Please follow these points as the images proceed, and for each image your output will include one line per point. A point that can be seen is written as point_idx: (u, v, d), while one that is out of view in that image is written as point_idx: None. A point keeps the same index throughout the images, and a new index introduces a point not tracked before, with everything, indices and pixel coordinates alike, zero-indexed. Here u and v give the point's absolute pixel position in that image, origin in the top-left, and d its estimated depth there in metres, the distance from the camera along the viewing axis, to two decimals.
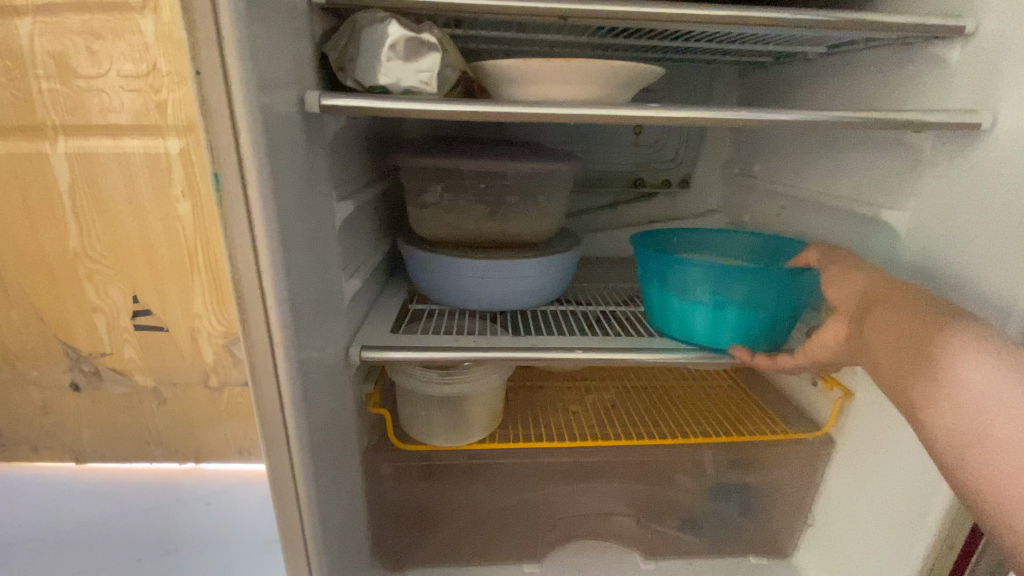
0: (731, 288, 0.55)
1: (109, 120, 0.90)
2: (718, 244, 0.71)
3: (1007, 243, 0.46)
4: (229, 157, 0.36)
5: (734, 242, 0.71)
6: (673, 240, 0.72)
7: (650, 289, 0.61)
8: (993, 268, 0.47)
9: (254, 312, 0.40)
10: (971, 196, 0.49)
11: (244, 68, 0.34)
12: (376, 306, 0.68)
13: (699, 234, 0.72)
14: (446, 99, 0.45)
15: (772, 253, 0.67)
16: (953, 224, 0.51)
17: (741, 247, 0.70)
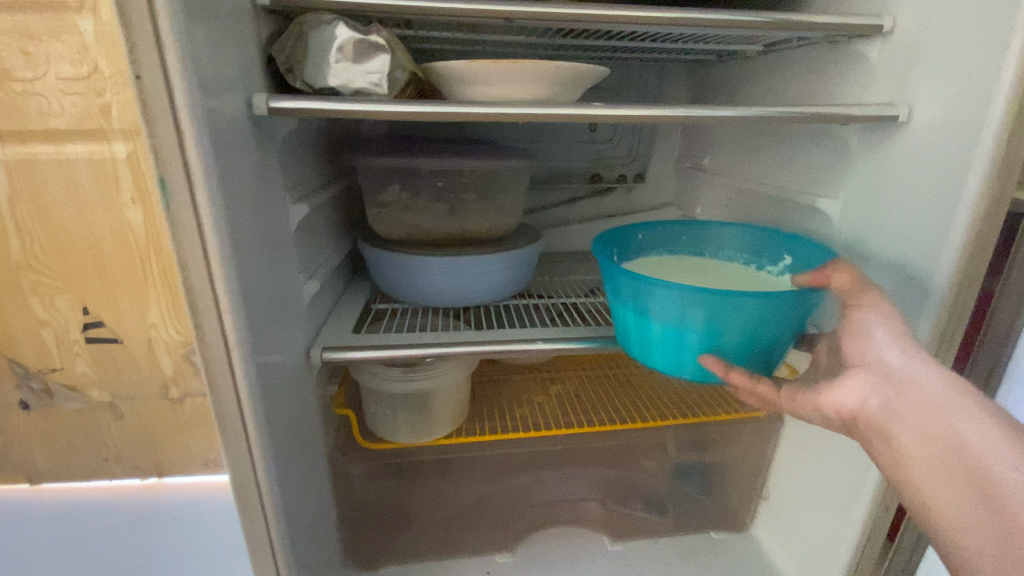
0: (738, 313, 0.47)
1: (49, 125, 0.86)
2: (663, 234, 0.65)
3: (922, 228, 0.50)
4: (174, 162, 0.35)
5: (698, 232, 0.65)
6: (636, 238, 0.64)
7: (628, 312, 0.52)
8: (911, 249, 0.51)
9: (208, 318, 0.40)
10: (891, 185, 0.53)
11: (186, 74, 0.34)
12: (338, 308, 0.68)
13: (661, 228, 0.65)
14: (397, 100, 0.46)
15: (717, 245, 0.65)
16: (879, 211, 0.54)
17: (689, 238, 0.65)
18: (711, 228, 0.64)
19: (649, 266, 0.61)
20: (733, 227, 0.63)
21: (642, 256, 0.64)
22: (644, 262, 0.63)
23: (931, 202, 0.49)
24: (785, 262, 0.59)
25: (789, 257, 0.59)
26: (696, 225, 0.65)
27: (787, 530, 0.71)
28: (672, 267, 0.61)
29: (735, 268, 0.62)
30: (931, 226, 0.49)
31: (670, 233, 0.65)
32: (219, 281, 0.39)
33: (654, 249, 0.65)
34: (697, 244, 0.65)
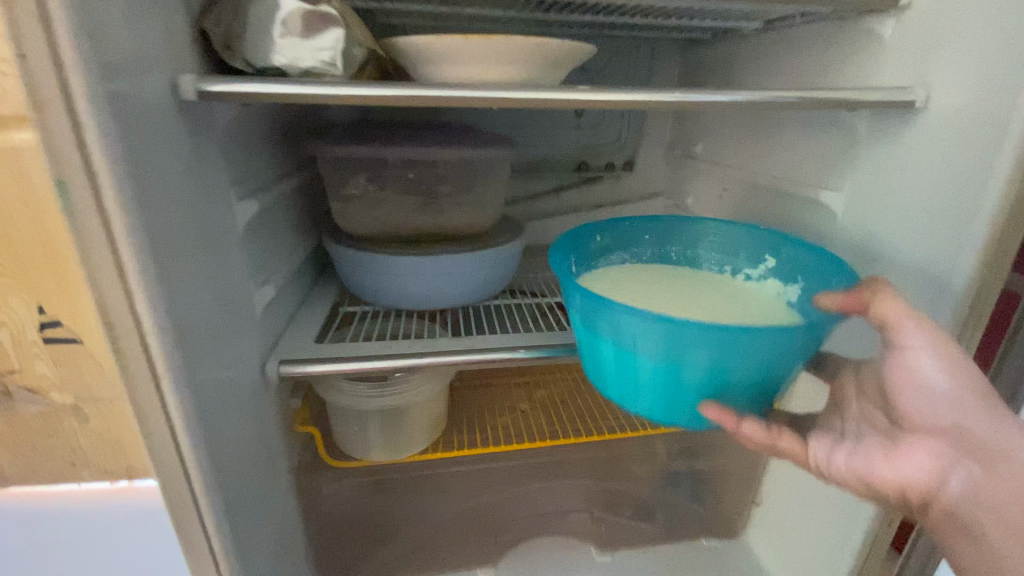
0: (752, 351, 0.36)
1: None
2: (624, 232, 0.57)
3: (934, 225, 0.46)
4: (73, 159, 0.29)
5: (663, 230, 0.58)
6: (594, 241, 0.55)
7: (606, 347, 0.40)
8: (918, 249, 0.48)
9: (130, 340, 0.34)
10: (902, 178, 0.49)
11: (82, 52, 0.28)
12: (302, 312, 0.63)
13: (621, 225, 0.57)
14: (352, 80, 0.40)
15: (685, 243, 0.58)
16: (889, 205, 0.50)
17: (656, 234, 0.58)
18: (678, 226, 0.58)
19: (605, 278, 0.52)
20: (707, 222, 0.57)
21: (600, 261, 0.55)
22: (600, 272, 0.53)
23: (947, 199, 0.45)
24: (767, 266, 0.54)
25: (772, 259, 0.53)
26: (661, 222, 0.58)
27: (775, 535, 0.68)
28: (632, 278, 0.52)
29: (700, 277, 0.54)
30: (949, 223, 0.45)
31: (629, 232, 0.57)
32: (139, 287, 0.33)
33: (614, 251, 0.57)
34: (660, 243, 0.58)
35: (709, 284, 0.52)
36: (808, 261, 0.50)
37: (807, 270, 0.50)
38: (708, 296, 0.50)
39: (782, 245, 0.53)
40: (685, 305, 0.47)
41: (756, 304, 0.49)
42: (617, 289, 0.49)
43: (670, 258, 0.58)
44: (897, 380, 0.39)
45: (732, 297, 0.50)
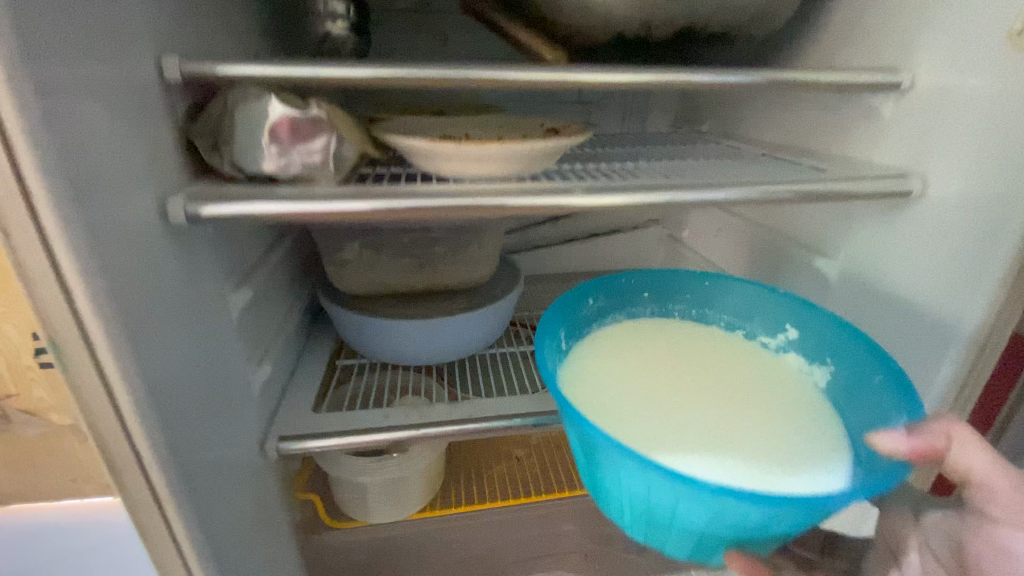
0: (791, 514, 0.34)
1: None
2: (635, 285, 0.56)
3: (953, 272, 0.44)
4: (64, 316, 0.30)
5: (664, 288, 0.57)
6: (588, 306, 0.53)
7: (606, 477, 0.38)
8: (934, 292, 0.46)
9: (129, 465, 0.35)
10: (920, 220, 0.46)
11: (69, 221, 0.28)
12: (299, 370, 0.63)
13: (619, 282, 0.55)
14: (344, 189, 0.39)
15: (693, 300, 0.57)
16: (905, 242, 0.48)
17: (660, 286, 0.57)
18: (680, 283, 0.56)
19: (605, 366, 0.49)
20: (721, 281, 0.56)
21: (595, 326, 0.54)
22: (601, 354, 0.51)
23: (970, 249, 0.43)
24: (786, 336, 0.53)
25: (794, 330, 0.52)
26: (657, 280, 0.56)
27: None
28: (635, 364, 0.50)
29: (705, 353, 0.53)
30: (944, 309, 0.46)
31: (630, 292, 0.56)
32: (129, 401, 0.33)
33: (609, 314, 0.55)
34: (661, 300, 0.57)
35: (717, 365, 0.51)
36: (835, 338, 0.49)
37: (837, 350, 0.49)
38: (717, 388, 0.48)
39: (806, 315, 0.51)
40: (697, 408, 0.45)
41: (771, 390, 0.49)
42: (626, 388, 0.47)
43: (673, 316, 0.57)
44: (985, 550, 0.35)
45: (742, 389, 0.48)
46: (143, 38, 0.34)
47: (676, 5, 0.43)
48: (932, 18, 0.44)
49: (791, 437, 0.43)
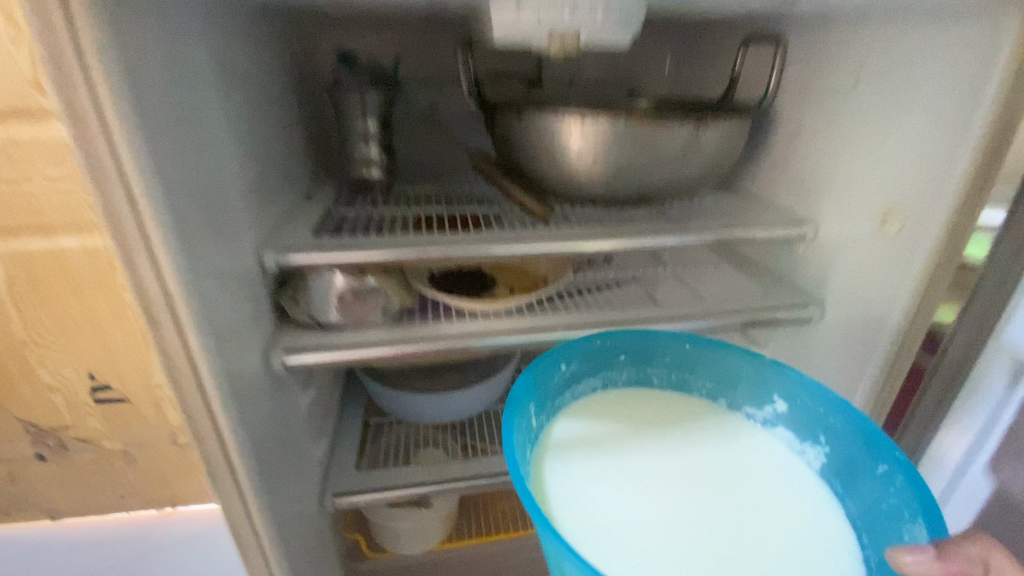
0: None
1: (26, 203, 0.58)
2: (628, 347, 0.58)
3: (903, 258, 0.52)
4: (217, 450, 0.45)
5: (638, 352, 0.60)
6: (561, 372, 0.55)
7: None
8: (876, 285, 0.55)
9: (247, 532, 0.51)
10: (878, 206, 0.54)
11: (225, 396, 0.43)
12: (341, 429, 0.79)
13: (594, 346, 0.57)
14: (393, 331, 0.57)
15: (676, 364, 0.61)
16: (863, 237, 0.56)
17: (645, 350, 0.59)
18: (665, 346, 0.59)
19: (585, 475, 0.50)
20: (705, 344, 0.58)
21: (570, 388, 0.57)
22: (579, 456, 0.52)
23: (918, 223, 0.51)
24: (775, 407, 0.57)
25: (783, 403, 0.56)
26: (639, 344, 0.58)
27: None
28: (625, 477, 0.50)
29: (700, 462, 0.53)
30: (869, 322, 0.56)
31: (607, 352, 0.59)
32: (251, 494, 0.49)
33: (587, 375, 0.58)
34: (638, 364, 0.61)
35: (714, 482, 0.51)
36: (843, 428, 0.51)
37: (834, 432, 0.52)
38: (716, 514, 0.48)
39: (813, 399, 0.53)
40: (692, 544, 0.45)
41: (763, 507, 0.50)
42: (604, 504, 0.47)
43: (649, 378, 0.62)
44: None
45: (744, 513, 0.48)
46: (252, 245, 0.50)
47: (632, 188, 0.59)
48: (826, 186, 0.60)
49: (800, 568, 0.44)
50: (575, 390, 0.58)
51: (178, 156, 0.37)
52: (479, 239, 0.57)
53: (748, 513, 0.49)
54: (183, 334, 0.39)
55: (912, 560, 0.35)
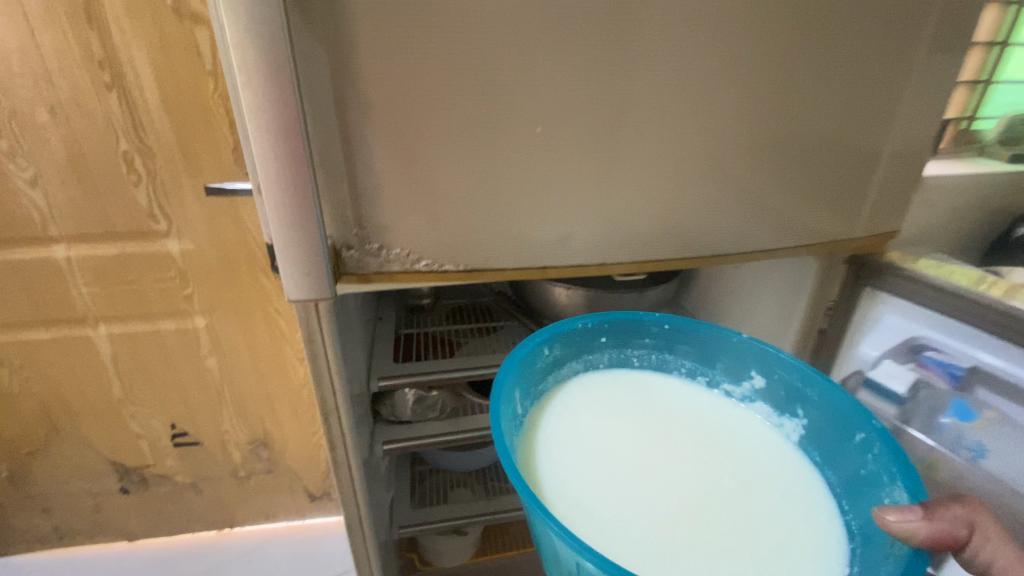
0: None
1: (144, 313, 1.31)
2: (610, 330, 0.75)
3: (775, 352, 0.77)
4: (352, 500, 0.76)
5: (620, 333, 0.76)
6: (547, 355, 0.71)
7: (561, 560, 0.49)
8: None
9: (361, 548, 0.82)
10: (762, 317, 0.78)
11: (360, 471, 0.74)
12: (397, 474, 1.09)
13: (573, 334, 0.72)
14: (447, 422, 0.87)
15: (655, 343, 0.77)
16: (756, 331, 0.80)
17: (636, 325, 0.75)
18: (641, 327, 0.75)
19: (558, 443, 0.66)
20: (676, 323, 0.74)
21: (552, 370, 0.72)
22: (556, 428, 0.68)
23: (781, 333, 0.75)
24: (749, 383, 0.74)
25: (757, 376, 0.73)
26: (614, 326, 0.74)
27: None
28: (591, 441, 0.67)
29: (659, 428, 0.70)
30: None
31: (589, 338, 0.74)
32: (366, 526, 0.80)
33: (567, 357, 0.74)
34: (618, 346, 0.77)
35: (668, 453, 0.67)
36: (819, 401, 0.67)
37: (802, 401, 0.69)
38: (663, 469, 0.65)
39: (794, 376, 0.68)
40: (641, 490, 0.61)
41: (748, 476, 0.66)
42: (572, 465, 0.63)
43: (631, 358, 0.78)
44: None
45: (684, 469, 0.65)
46: (365, 377, 0.81)
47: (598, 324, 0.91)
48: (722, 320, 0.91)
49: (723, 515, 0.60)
50: (556, 372, 0.74)
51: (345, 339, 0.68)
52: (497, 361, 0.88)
53: (698, 478, 0.64)
54: (344, 441, 0.70)
55: (893, 518, 0.47)
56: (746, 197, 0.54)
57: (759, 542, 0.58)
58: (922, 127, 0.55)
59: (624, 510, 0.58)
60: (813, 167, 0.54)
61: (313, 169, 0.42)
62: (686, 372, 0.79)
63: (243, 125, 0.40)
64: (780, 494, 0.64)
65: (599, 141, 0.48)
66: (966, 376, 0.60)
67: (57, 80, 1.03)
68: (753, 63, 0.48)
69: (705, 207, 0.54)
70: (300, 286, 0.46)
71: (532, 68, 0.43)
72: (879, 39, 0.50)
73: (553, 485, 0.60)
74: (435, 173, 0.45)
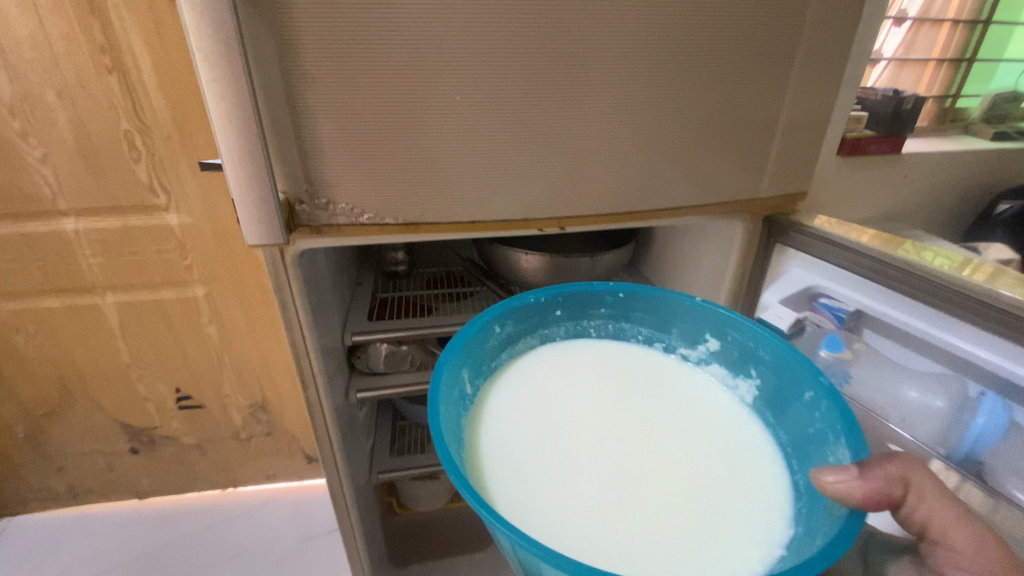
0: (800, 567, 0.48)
1: (148, 282, 1.40)
2: (565, 301, 0.81)
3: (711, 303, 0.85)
4: (326, 440, 0.85)
5: (574, 307, 0.83)
6: (500, 332, 0.78)
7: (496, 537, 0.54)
8: None
9: (337, 486, 0.92)
10: (701, 274, 0.86)
11: (330, 414, 0.83)
12: (378, 428, 1.19)
13: (525, 311, 0.79)
14: (416, 374, 0.96)
15: (613, 313, 0.84)
16: (697, 287, 0.88)
17: (591, 295, 0.82)
18: (597, 299, 0.81)
19: (504, 418, 0.72)
20: (630, 292, 0.80)
21: (505, 346, 0.80)
22: (505, 403, 0.75)
23: (715, 286, 0.83)
24: (707, 346, 0.81)
25: (713, 339, 0.79)
26: (568, 300, 0.81)
27: None
28: (536, 415, 0.73)
29: (607, 398, 0.76)
30: None
31: (544, 308, 0.81)
32: (340, 465, 0.89)
33: (521, 333, 0.82)
34: (573, 318, 0.84)
35: (617, 425, 0.72)
36: (772, 361, 0.73)
37: (758, 361, 0.75)
38: (603, 438, 0.71)
39: (748, 338, 0.75)
40: (577, 459, 0.67)
41: (698, 440, 0.72)
42: (520, 438, 0.70)
43: (588, 329, 0.86)
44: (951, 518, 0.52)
45: (625, 436, 0.71)
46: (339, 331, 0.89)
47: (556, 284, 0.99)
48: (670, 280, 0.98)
49: (663, 482, 0.65)
50: (510, 348, 0.81)
51: (316, 294, 0.77)
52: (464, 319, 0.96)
53: (642, 448, 0.70)
54: (314, 385, 0.78)
55: (832, 478, 0.53)
56: (656, 162, 0.62)
57: (697, 501, 0.63)
58: (820, 100, 0.62)
59: (556, 479, 0.64)
60: (717, 135, 0.61)
61: (262, 133, 0.50)
62: (643, 339, 0.87)
63: (203, 96, 0.47)
64: (727, 455, 0.70)
65: (516, 111, 0.55)
66: (851, 318, 0.71)
67: (61, 62, 1.11)
68: (653, 40, 0.55)
69: (617, 169, 0.61)
70: (257, 233, 0.54)
71: (449, 43, 0.50)
72: (771, 21, 0.56)
73: (494, 458, 0.67)
74: (371, 134, 0.52)
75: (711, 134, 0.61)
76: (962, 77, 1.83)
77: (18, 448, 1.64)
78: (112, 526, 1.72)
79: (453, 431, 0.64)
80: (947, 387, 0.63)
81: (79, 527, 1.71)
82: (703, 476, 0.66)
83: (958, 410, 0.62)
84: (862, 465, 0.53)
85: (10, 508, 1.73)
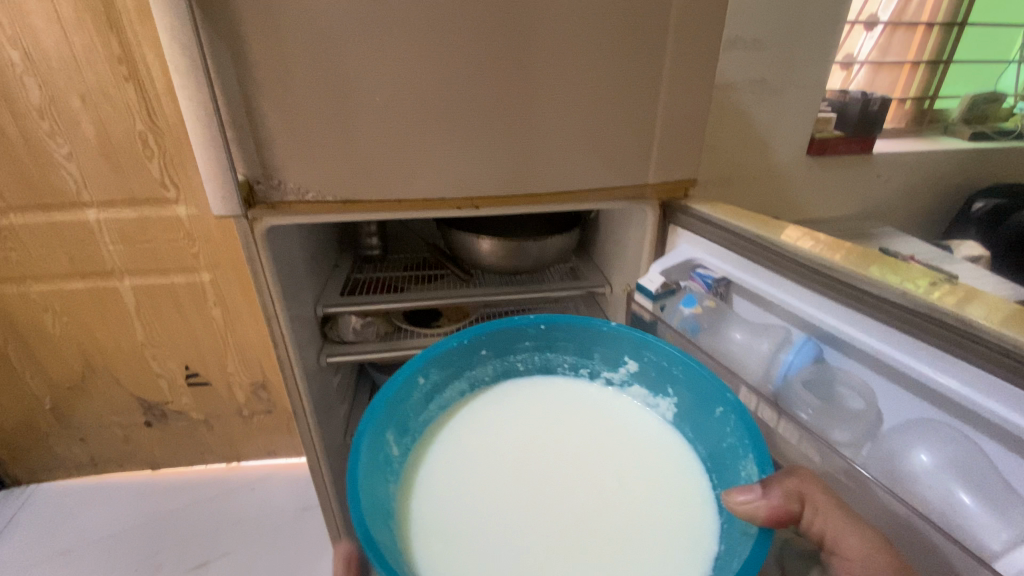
0: None
1: (160, 268, 1.57)
2: (488, 339, 0.89)
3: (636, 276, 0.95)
4: (298, 401, 0.98)
5: (495, 347, 0.90)
6: (425, 384, 0.84)
7: None
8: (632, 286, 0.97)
9: (310, 446, 1.04)
10: (631, 250, 0.96)
11: (301, 377, 0.96)
12: (356, 399, 1.32)
13: (448, 357, 0.86)
14: (379, 344, 1.09)
15: (538, 344, 0.92)
16: (627, 263, 0.99)
17: (514, 331, 0.89)
18: (518, 335, 0.89)
19: (434, 479, 0.77)
20: (551, 323, 0.88)
21: (432, 396, 0.86)
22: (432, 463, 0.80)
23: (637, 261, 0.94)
24: (627, 368, 0.89)
25: (631, 362, 0.87)
26: (489, 339, 0.89)
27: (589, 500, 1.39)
28: (464, 473, 0.78)
29: (530, 449, 0.81)
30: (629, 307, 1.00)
31: (468, 351, 0.88)
32: (312, 425, 1.02)
33: (447, 379, 0.88)
34: (498, 356, 0.91)
35: (543, 468, 0.78)
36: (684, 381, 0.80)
37: (673, 380, 0.82)
38: (530, 484, 0.76)
39: (665, 360, 0.81)
40: (502, 509, 0.72)
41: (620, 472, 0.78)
42: (452, 493, 0.75)
43: (515, 363, 0.93)
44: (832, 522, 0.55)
45: (550, 478, 0.77)
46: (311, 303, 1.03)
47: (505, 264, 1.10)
48: (610, 260, 1.09)
49: (589, 522, 0.71)
50: (437, 398, 0.87)
51: (287, 270, 0.90)
52: (423, 295, 1.08)
53: (568, 488, 0.76)
54: (285, 349, 0.92)
55: (741, 497, 0.58)
56: (558, 154, 0.74)
57: (618, 534, 0.69)
58: (696, 100, 0.74)
59: (487, 534, 0.69)
60: (608, 130, 0.73)
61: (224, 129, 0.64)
62: (569, 366, 0.95)
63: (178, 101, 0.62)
64: (647, 479, 0.77)
65: (432, 110, 0.68)
66: (719, 283, 0.81)
67: (85, 71, 1.28)
68: (542, 52, 0.67)
69: (523, 159, 0.74)
70: (223, 205, 0.68)
71: (372, 57, 0.64)
72: (643, 36, 0.68)
73: (424, 525, 0.71)
74: (313, 126, 0.66)
75: (601, 130, 0.73)
76: (940, 77, 1.82)
77: (46, 418, 1.82)
78: (127, 493, 1.89)
79: (381, 503, 0.69)
80: (772, 334, 0.73)
81: (100, 493, 1.89)
82: (623, 508, 0.72)
83: (777, 351, 0.72)
84: (764, 484, 0.59)
85: (39, 474, 1.91)
